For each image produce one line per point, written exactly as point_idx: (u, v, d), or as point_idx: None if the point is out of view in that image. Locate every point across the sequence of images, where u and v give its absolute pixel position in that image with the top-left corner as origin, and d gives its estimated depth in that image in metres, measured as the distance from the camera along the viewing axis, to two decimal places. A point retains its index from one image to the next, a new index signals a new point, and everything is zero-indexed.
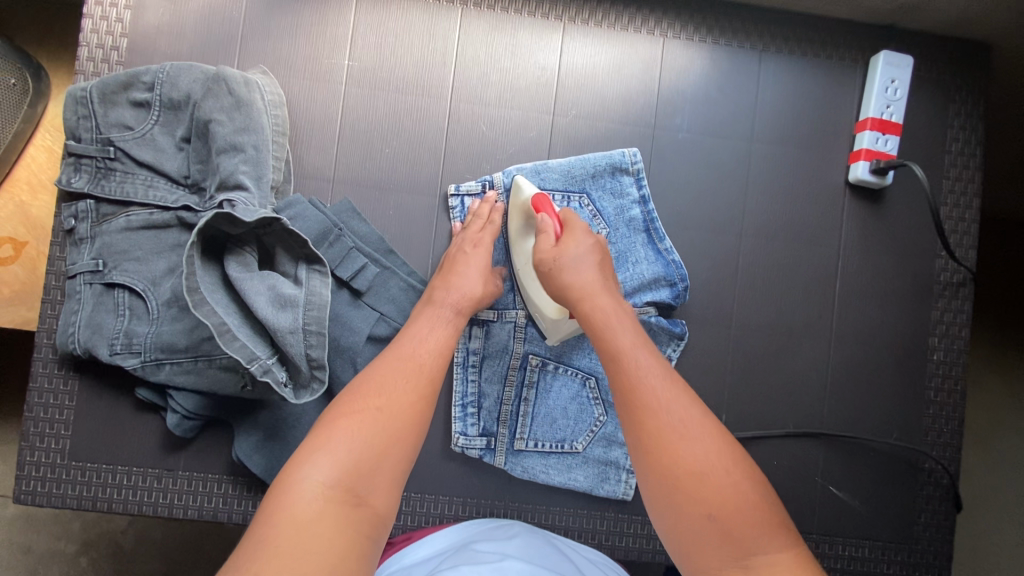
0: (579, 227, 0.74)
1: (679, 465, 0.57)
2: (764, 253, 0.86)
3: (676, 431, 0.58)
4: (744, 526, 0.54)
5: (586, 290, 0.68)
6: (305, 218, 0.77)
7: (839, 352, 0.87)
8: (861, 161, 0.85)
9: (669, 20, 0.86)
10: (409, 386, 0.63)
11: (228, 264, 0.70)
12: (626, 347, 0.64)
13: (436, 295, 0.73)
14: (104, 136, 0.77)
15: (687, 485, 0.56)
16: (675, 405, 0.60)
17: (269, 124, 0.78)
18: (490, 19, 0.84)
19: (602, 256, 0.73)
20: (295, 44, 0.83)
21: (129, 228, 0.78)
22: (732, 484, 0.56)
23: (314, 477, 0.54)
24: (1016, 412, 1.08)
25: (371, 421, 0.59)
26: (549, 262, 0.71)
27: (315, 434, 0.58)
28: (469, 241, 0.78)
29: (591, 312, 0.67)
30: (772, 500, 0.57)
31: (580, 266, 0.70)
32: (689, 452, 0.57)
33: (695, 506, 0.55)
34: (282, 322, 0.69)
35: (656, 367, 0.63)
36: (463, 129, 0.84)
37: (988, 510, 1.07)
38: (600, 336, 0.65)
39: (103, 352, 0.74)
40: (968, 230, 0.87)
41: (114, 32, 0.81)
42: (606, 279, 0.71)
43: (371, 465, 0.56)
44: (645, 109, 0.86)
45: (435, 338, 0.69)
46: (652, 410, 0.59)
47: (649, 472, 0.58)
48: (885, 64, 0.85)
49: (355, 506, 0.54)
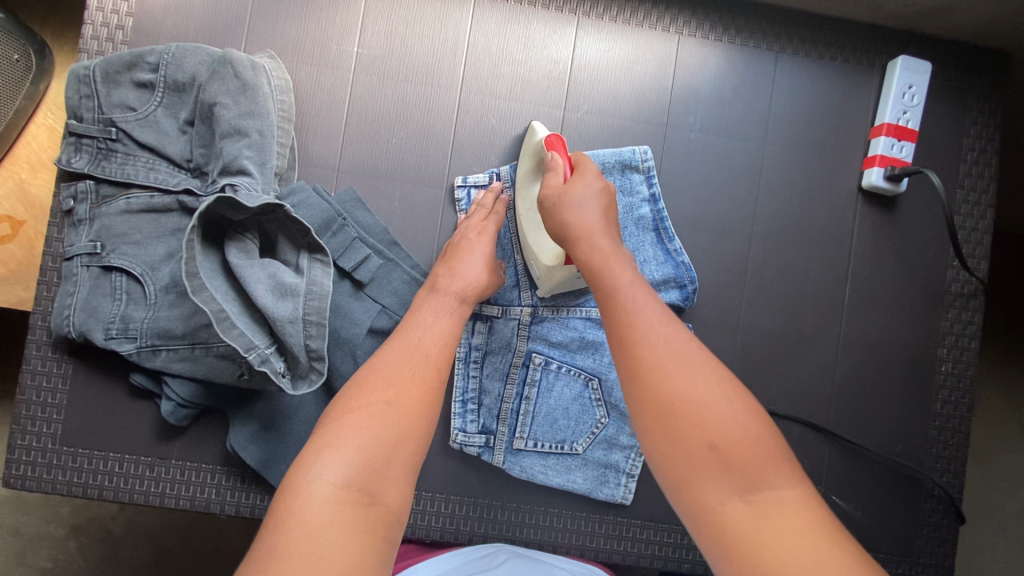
0: (588, 168, 0.71)
1: (675, 398, 0.53)
2: (773, 257, 0.85)
3: (674, 363, 0.54)
4: (747, 460, 0.51)
5: (587, 230, 0.65)
6: (309, 206, 0.76)
7: (846, 359, 0.85)
8: (876, 167, 0.83)
9: (685, 17, 0.84)
10: (418, 378, 0.61)
11: (229, 251, 0.69)
12: (625, 284, 0.60)
13: (439, 281, 0.72)
14: (106, 117, 0.75)
15: (685, 420, 0.52)
16: (675, 339, 0.56)
17: (275, 109, 0.76)
18: (503, 11, 0.83)
19: (609, 202, 0.69)
20: (304, 28, 0.81)
21: (129, 211, 0.76)
22: (734, 417, 0.52)
23: (325, 476, 0.53)
24: (1019, 426, 1.07)
25: (381, 417, 0.57)
26: (551, 198, 0.68)
27: (323, 431, 0.56)
28: (474, 229, 0.76)
29: (589, 250, 0.64)
30: (777, 436, 0.54)
31: (582, 206, 0.67)
32: (688, 385, 0.53)
33: (693, 438, 0.52)
34: (282, 312, 0.68)
35: (655, 303, 0.59)
36: (472, 121, 0.83)
37: (988, 524, 1.06)
38: (598, 277, 0.62)
39: (99, 337, 0.73)
40: (981, 240, 0.86)
41: (120, 10, 0.79)
42: (609, 218, 0.68)
43: (382, 462, 0.55)
44: (658, 107, 0.85)
45: (441, 329, 0.67)
46: (649, 344, 0.56)
47: (645, 408, 0.54)
48: (903, 69, 0.83)
49: (368, 506, 0.53)
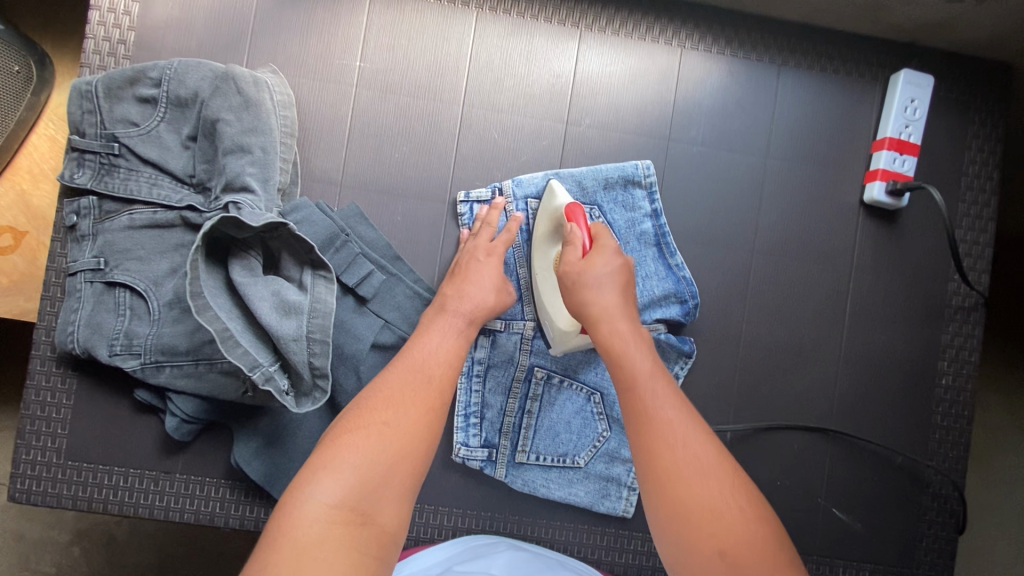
0: (608, 244, 0.71)
1: (687, 496, 0.56)
2: (775, 271, 0.85)
3: (688, 465, 0.57)
4: (754, 563, 0.53)
5: (610, 312, 0.67)
6: (311, 222, 0.76)
7: (847, 372, 0.86)
8: (877, 181, 0.83)
9: (688, 31, 0.84)
10: (418, 400, 0.62)
11: (233, 268, 0.69)
12: (644, 374, 0.62)
13: (449, 302, 0.72)
14: (109, 132, 0.75)
15: (695, 520, 0.55)
16: (690, 439, 0.59)
17: (278, 125, 0.76)
18: (506, 25, 0.83)
19: (628, 279, 0.70)
20: (306, 43, 0.81)
21: (132, 226, 0.76)
22: (743, 520, 0.55)
23: (320, 496, 0.54)
24: (1018, 434, 1.08)
25: (379, 437, 0.58)
26: (573, 276, 0.69)
27: (321, 450, 0.57)
28: (483, 248, 0.76)
29: (608, 334, 0.66)
30: (779, 535, 0.57)
31: (603, 287, 0.68)
32: (699, 486, 0.56)
33: (703, 539, 0.54)
34: (286, 330, 0.68)
35: (674, 397, 0.61)
36: (474, 136, 0.83)
37: (987, 531, 1.06)
38: (618, 363, 0.64)
39: (103, 353, 0.73)
40: (982, 254, 0.86)
41: (122, 25, 0.79)
42: (628, 299, 0.69)
43: (376, 482, 0.56)
44: (660, 121, 0.85)
45: (444, 349, 0.68)
46: (666, 442, 0.58)
47: (658, 505, 0.57)
48: (905, 83, 0.83)
49: (361, 525, 0.54)
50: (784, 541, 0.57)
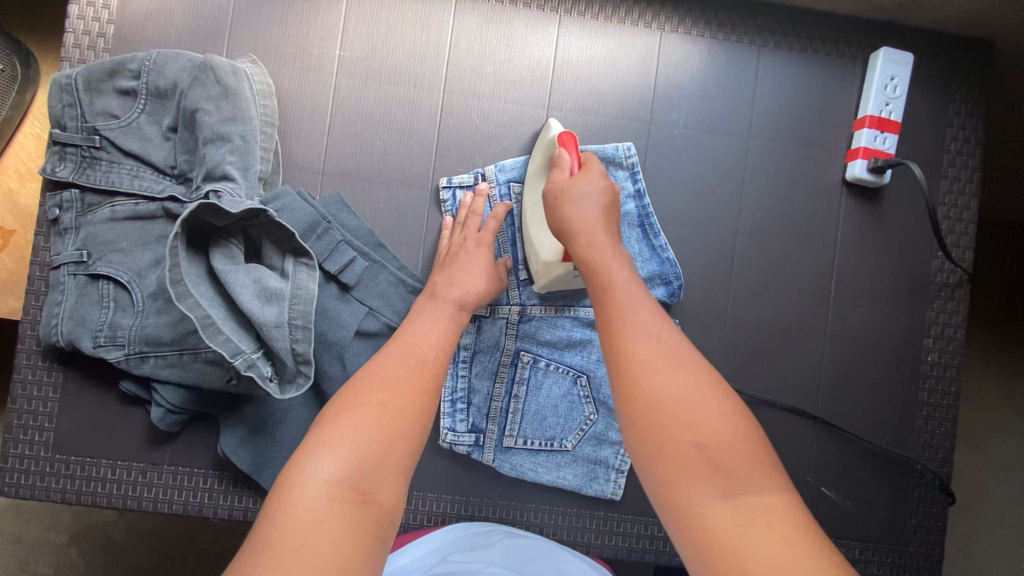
0: (596, 169, 0.71)
1: (664, 394, 0.54)
2: (759, 251, 0.85)
3: (663, 362, 0.55)
4: (733, 459, 0.52)
5: (588, 225, 0.66)
6: (293, 210, 0.76)
7: (833, 351, 0.86)
8: (859, 159, 0.83)
9: (667, 13, 0.85)
10: (412, 382, 0.62)
11: (214, 256, 0.69)
12: (621, 282, 0.61)
13: (439, 288, 0.72)
14: (90, 125, 0.76)
15: (671, 417, 0.53)
16: (666, 339, 0.57)
17: (258, 114, 0.76)
18: (484, 10, 0.83)
19: (613, 201, 0.69)
20: (285, 33, 0.81)
21: (114, 218, 0.76)
22: (721, 417, 0.54)
23: (319, 474, 0.53)
24: (1010, 412, 1.08)
25: (375, 417, 0.58)
26: (556, 193, 0.69)
27: (319, 429, 0.57)
28: (472, 238, 0.77)
29: (586, 246, 0.65)
30: (758, 436, 0.55)
31: (585, 203, 0.67)
32: (676, 384, 0.54)
33: (680, 436, 0.52)
34: (267, 316, 0.68)
35: (649, 303, 0.60)
36: (455, 122, 0.83)
37: (982, 510, 1.06)
38: (594, 274, 0.63)
39: (87, 344, 0.73)
40: (965, 230, 0.86)
41: (101, 19, 0.79)
42: (610, 218, 0.68)
43: (373, 460, 0.55)
44: (641, 104, 0.85)
45: (437, 334, 0.68)
46: (640, 339, 0.57)
47: (631, 408, 0.55)
48: (885, 61, 0.83)
49: (362, 504, 0.53)
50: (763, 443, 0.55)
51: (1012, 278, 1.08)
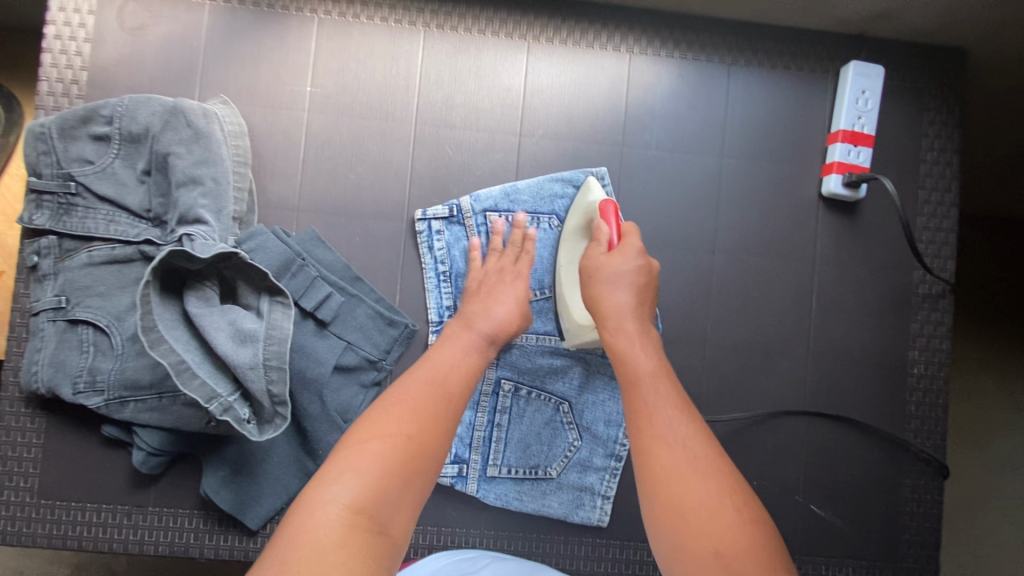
0: (633, 244, 0.71)
1: (683, 495, 0.53)
2: (739, 269, 0.85)
3: (686, 467, 0.55)
4: (750, 569, 0.49)
5: (617, 310, 0.67)
6: (266, 249, 0.76)
7: (818, 367, 0.85)
8: (834, 174, 0.83)
9: (635, 36, 0.84)
10: (439, 414, 0.60)
11: (189, 300, 0.70)
12: (647, 374, 0.62)
13: (475, 320, 0.71)
14: (65, 171, 0.76)
15: (688, 519, 0.52)
16: (690, 437, 0.57)
17: (230, 155, 0.77)
18: (453, 41, 0.83)
19: (647, 280, 0.69)
20: (256, 72, 0.82)
21: (91, 263, 0.76)
22: (739, 523, 0.52)
23: (339, 496, 0.52)
24: (1013, 416, 1.06)
25: (401, 447, 0.56)
26: (592, 268, 0.70)
27: (345, 448, 0.56)
28: (507, 271, 0.77)
29: (614, 337, 0.66)
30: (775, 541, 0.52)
31: (618, 284, 0.68)
32: (694, 488, 0.53)
33: (694, 539, 0.51)
34: (242, 358, 0.68)
35: (674, 396, 0.60)
36: (428, 153, 0.83)
37: (988, 517, 1.04)
38: (620, 364, 0.64)
39: (67, 391, 0.74)
40: (946, 240, 0.85)
41: (74, 66, 0.80)
42: (644, 302, 0.69)
43: (392, 493, 0.53)
44: (613, 127, 0.85)
45: (463, 363, 0.66)
46: (662, 443, 0.56)
47: (653, 508, 0.54)
48: (856, 74, 0.83)
49: (377, 534, 0.51)
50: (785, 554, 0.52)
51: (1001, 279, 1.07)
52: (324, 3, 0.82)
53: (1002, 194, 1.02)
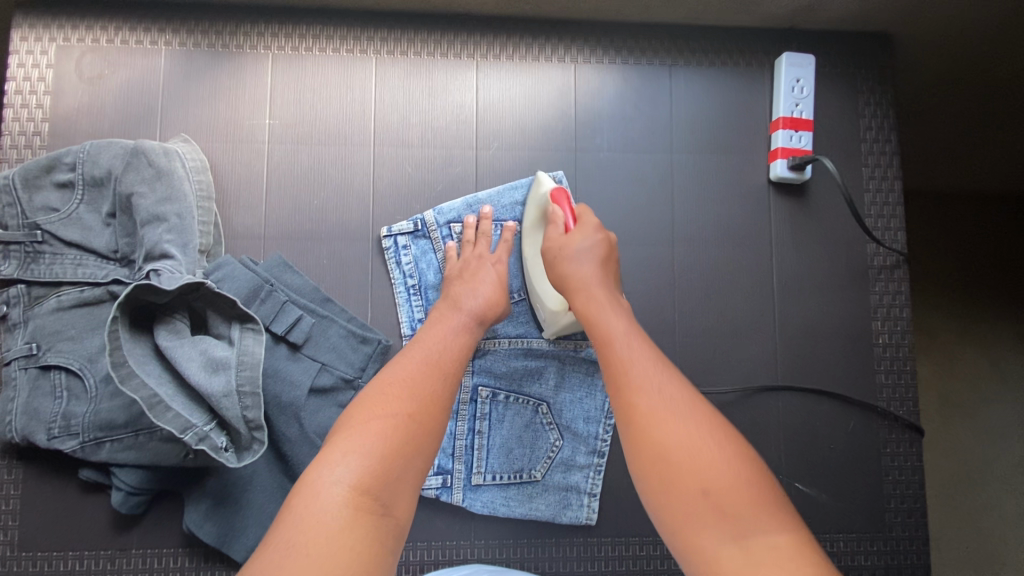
0: (588, 222, 0.72)
1: (667, 441, 0.52)
2: (700, 258, 0.88)
3: (667, 410, 0.54)
4: (739, 503, 0.49)
5: (585, 281, 0.66)
6: (234, 278, 0.77)
7: (786, 346, 0.87)
8: (779, 159, 0.86)
9: (577, 46, 0.89)
10: (435, 395, 0.60)
11: (159, 334, 0.71)
12: (620, 334, 0.60)
13: (462, 300, 0.72)
14: (30, 221, 0.77)
15: (676, 468, 0.51)
16: (668, 384, 0.56)
17: (193, 190, 0.79)
18: (404, 65, 0.87)
19: (608, 253, 0.71)
20: (215, 109, 0.85)
21: (61, 307, 0.77)
22: (726, 463, 0.51)
23: (343, 477, 0.51)
24: (997, 383, 1.13)
25: (403, 427, 0.56)
26: (554, 251, 0.70)
27: (343, 430, 0.56)
28: (489, 257, 0.79)
29: (586, 303, 0.65)
30: (765, 474, 0.52)
31: (580, 260, 0.68)
32: (674, 431, 0.53)
33: (684, 483, 0.50)
34: (215, 387, 0.69)
35: (648, 352, 0.59)
36: (389, 173, 0.86)
37: (988, 483, 1.10)
38: (594, 328, 0.63)
39: (42, 438, 0.73)
40: (894, 213, 0.89)
41: (36, 118, 0.82)
42: (607, 271, 0.69)
43: (394, 472, 0.53)
44: (565, 134, 0.88)
45: (455, 343, 0.67)
46: (641, 391, 0.55)
47: (640, 459, 0.53)
48: (788, 65, 0.87)
49: (382, 516, 0.51)
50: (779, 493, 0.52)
51: (930, 253, 1.16)
52: (276, 39, 0.85)
53: (927, 170, 1.11)
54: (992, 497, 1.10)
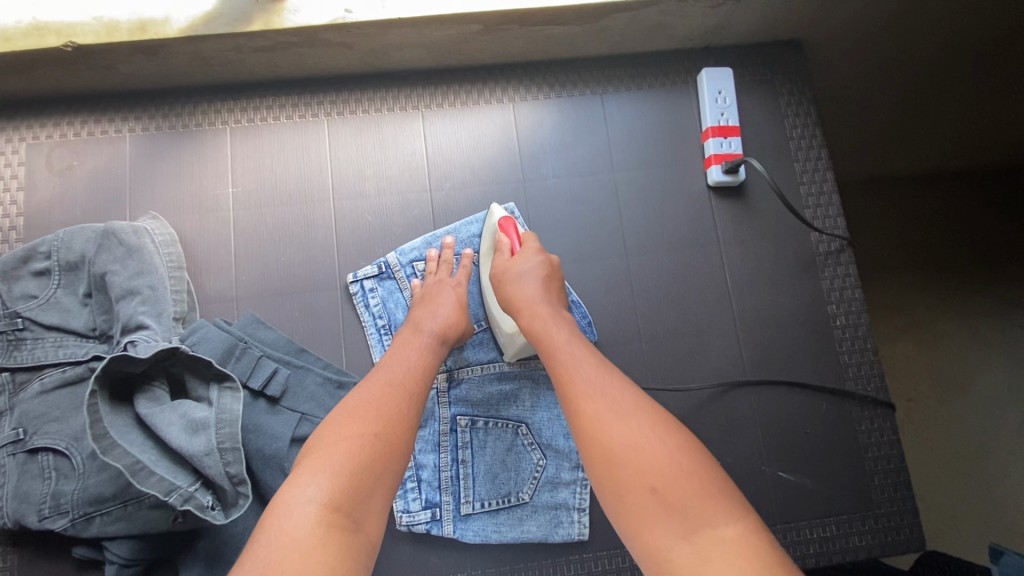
0: (532, 246, 0.79)
1: (610, 440, 0.56)
2: (655, 266, 0.92)
3: (610, 412, 0.58)
4: (685, 496, 0.52)
5: (528, 299, 0.72)
6: (209, 340, 0.80)
7: (749, 339, 0.91)
8: (713, 165, 0.92)
9: (513, 87, 0.95)
10: (401, 411, 0.63)
11: (139, 403, 0.73)
12: (561, 344, 0.66)
13: (423, 322, 0.76)
14: (11, 310, 0.80)
15: (622, 466, 0.55)
16: (608, 386, 0.60)
17: (164, 263, 0.83)
18: (354, 123, 0.93)
19: (550, 273, 0.76)
20: (180, 185, 0.90)
21: (44, 390, 0.79)
22: (667, 454, 0.55)
23: (314, 496, 0.54)
24: (981, 351, 1.16)
25: (370, 445, 0.59)
26: (501, 271, 0.77)
27: (313, 452, 0.58)
28: (449, 280, 0.83)
29: (529, 320, 0.70)
30: (710, 463, 0.55)
31: (524, 280, 0.74)
32: (617, 430, 0.56)
33: (631, 479, 0.54)
34: (197, 446, 0.71)
35: (589, 356, 0.64)
36: (349, 223, 0.90)
37: (991, 451, 1.11)
38: (539, 340, 0.68)
39: (33, 520, 0.74)
40: (830, 201, 0.95)
41: (11, 214, 0.87)
42: (550, 288, 0.75)
43: (365, 489, 0.56)
44: (511, 166, 0.94)
45: (418, 363, 0.70)
46: (585, 396, 0.60)
47: (591, 461, 0.57)
48: (709, 79, 0.94)
49: (353, 532, 0.54)
50: (725, 480, 0.55)
51: (879, 236, 1.22)
52: (232, 114, 0.92)
53: (860, 158, 1.20)
54: (993, 465, 1.10)
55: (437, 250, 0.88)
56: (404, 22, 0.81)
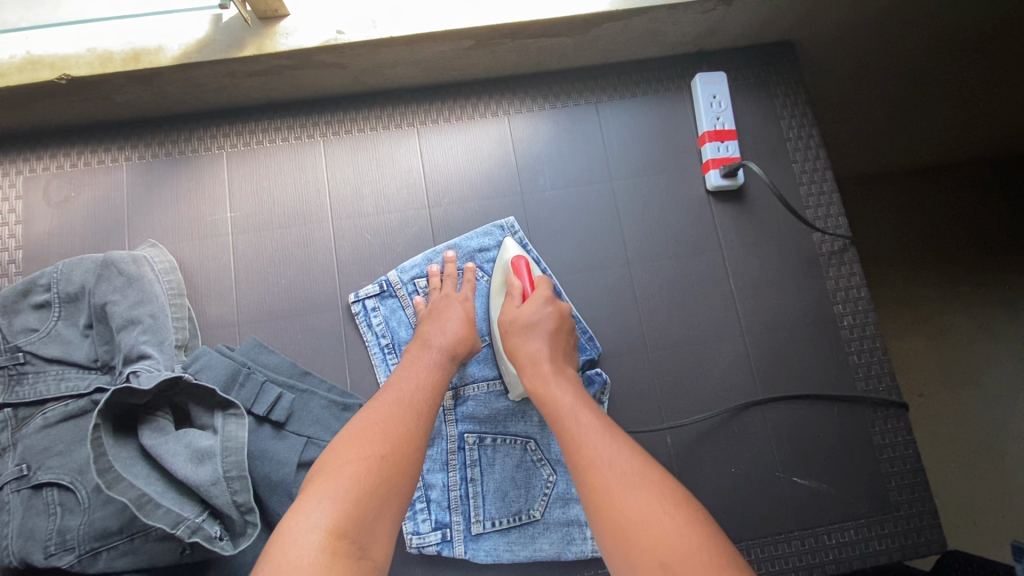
0: (542, 292, 0.79)
1: (619, 513, 0.55)
2: (657, 273, 0.91)
3: (616, 484, 0.56)
4: (699, 575, 0.50)
5: (534, 358, 0.72)
6: (212, 366, 0.80)
7: (756, 342, 0.90)
8: (711, 170, 0.92)
9: (508, 100, 0.95)
10: (409, 432, 0.62)
11: (144, 434, 0.73)
12: (567, 409, 0.66)
13: (431, 338, 0.75)
14: (11, 344, 0.79)
15: (631, 541, 0.53)
16: (613, 454, 0.59)
17: (164, 290, 0.83)
18: (350, 143, 0.93)
19: (559, 324, 0.76)
20: (178, 212, 0.90)
21: (47, 424, 0.79)
22: (676, 527, 0.53)
23: (319, 522, 0.53)
24: (991, 345, 1.14)
25: (376, 469, 0.58)
26: (508, 325, 0.77)
27: (319, 476, 0.58)
28: (454, 295, 0.82)
29: (537, 382, 0.70)
30: (721, 538, 0.53)
31: (529, 333, 0.74)
32: (625, 502, 0.55)
33: (642, 554, 0.52)
34: (202, 476, 0.70)
35: (595, 421, 0.63)
36: (349, 243, 0.90)
37: (1007, 447, 1.09)
38: (546, 406, 0.68)
39: (38, 558, 0.72)
40: (830, 200, 0.94)
41: (10, 247, 0.87)
42: (557, 344, 0.75)
43: (371, 513, 0.55)
44: (508, 179, 0.93)
45: (426, 380, 0.69)
46: (591, 466, 0.59)
47: (601, 532, 0.55)
48: (703, 84, 0.94)
49: (358, 558, 0.52)
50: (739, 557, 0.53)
51: (881, 232, 1.22)
52: (228, 139, 0.92)
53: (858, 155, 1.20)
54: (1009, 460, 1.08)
55: (438, 266, 0.88)
56: (396, 40, 0.81)
